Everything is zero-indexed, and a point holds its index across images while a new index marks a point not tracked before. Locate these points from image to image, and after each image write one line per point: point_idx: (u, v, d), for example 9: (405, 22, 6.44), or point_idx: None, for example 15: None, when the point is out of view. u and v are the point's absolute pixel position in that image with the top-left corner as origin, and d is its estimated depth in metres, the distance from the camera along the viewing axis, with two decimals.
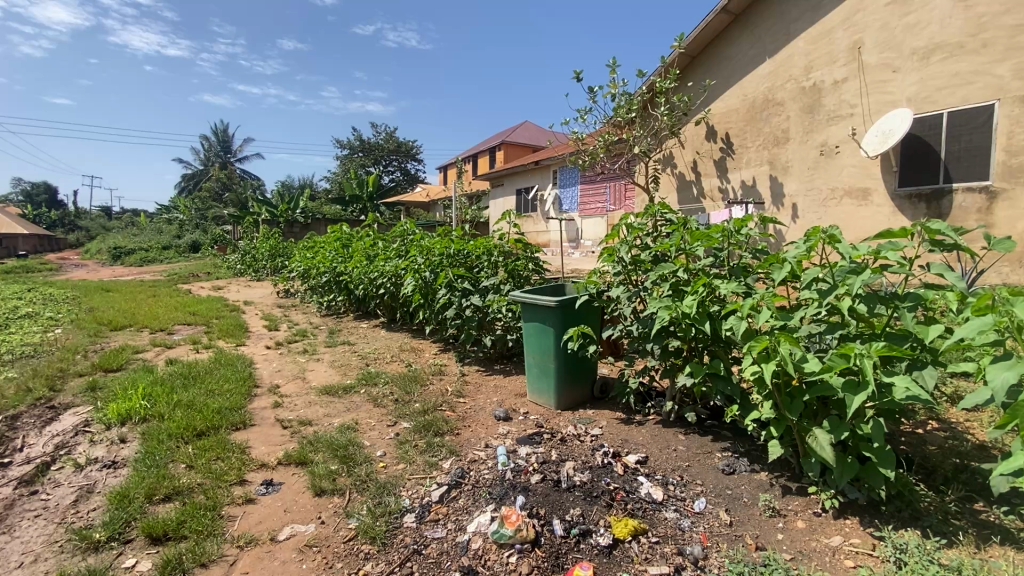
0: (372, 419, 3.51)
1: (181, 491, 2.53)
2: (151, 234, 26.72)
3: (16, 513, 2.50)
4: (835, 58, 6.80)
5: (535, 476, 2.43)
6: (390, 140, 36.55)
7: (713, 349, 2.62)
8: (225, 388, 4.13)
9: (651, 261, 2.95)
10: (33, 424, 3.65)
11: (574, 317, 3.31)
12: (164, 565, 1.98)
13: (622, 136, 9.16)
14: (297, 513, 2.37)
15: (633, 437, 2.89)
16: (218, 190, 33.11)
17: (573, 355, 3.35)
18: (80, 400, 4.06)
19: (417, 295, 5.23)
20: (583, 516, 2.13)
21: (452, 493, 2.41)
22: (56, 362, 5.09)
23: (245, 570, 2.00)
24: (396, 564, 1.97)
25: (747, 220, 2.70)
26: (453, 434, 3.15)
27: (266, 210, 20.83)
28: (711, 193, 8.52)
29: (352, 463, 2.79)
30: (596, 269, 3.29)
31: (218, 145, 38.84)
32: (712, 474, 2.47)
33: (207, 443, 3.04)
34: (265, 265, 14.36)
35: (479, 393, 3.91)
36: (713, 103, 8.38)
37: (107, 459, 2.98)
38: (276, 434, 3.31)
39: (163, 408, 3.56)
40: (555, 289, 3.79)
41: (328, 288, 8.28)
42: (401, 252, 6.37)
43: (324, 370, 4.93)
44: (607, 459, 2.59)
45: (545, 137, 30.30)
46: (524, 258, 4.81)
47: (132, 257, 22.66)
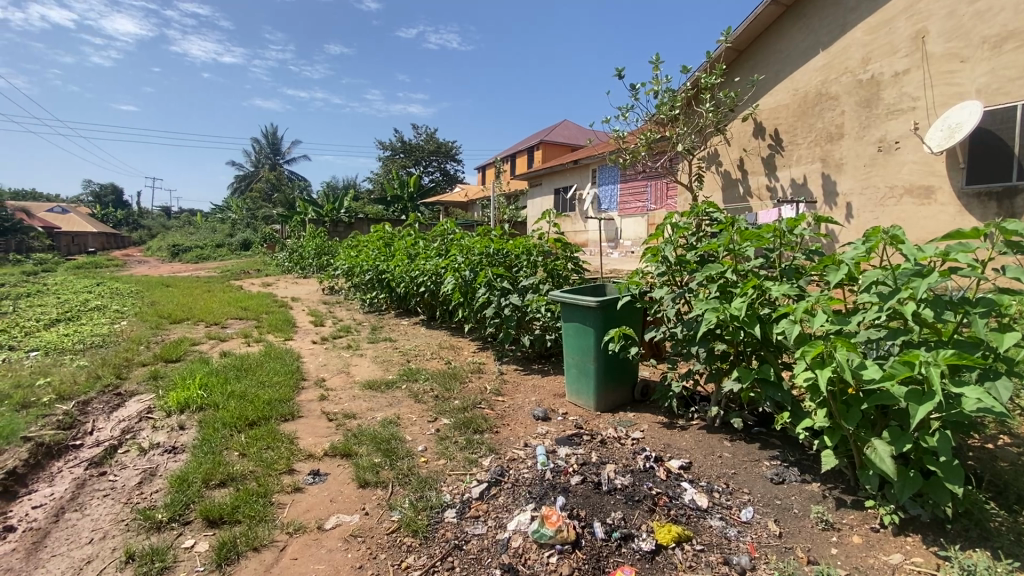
0: (413, 414, 3.58)
1: (235, 477, 2.65)
2: (206, 233, 28.10)
3: (86, 492, 2.69)
4: (896, 49, 6.42)
5: (574, 477, 2.41)
6: (431, 140, 37.11)
7: (762, 353, 2.54)
8: (275, 379, 4.31)
9: (696, 262, 2.87)
10: (102, 409, 3.92)
11: (614, 318, 3.26)
12: (220, 548, 2.08)
13: (664, 134, 8.97)
14: (342, 503, 2.44)
15: (676, 442, 2.82)
16: (267, 191, 34.49)
17: (614, 356, 3.30)
18: (144, 389, 4.33)
19: (457, 294, 5.30)
20: (624, 520, 2.10)
21: (492, 491, 2.42)
22: (123, 352, 5.44)
23: (295, 555, 2.07)
24: (438, 558, 2.00)
25: (801, 219, 2.60)
26: (492, 431, 3.17)
27: (312, 209, 21.54)
28: (758, 192, 8.21)
29: (395, 457, 2.85)
30: (638, 269, 3.21)
31: (268, 146, 40.48)
32: (760, 482, 2.38)
33: (258, 433, 3.18)
34: (311, 263, 14.86)
35: (518, 392, 3.92)
36: (762, 98, 8.08)
37: (168, 444, 3.16)
38: (322, 426, 3.42)
39: (218, 398, 3.74)
40: (595, 288, 3.75)
41: (370, 286, 8.49)
42: (442, 251, 6.48)
43: (366, 365, 5.06)
44: (649, 464, 2.54)
45: (585, 135, 30.00)
46: (564, 258, 4.73)
47: (188, 254, 23.94)
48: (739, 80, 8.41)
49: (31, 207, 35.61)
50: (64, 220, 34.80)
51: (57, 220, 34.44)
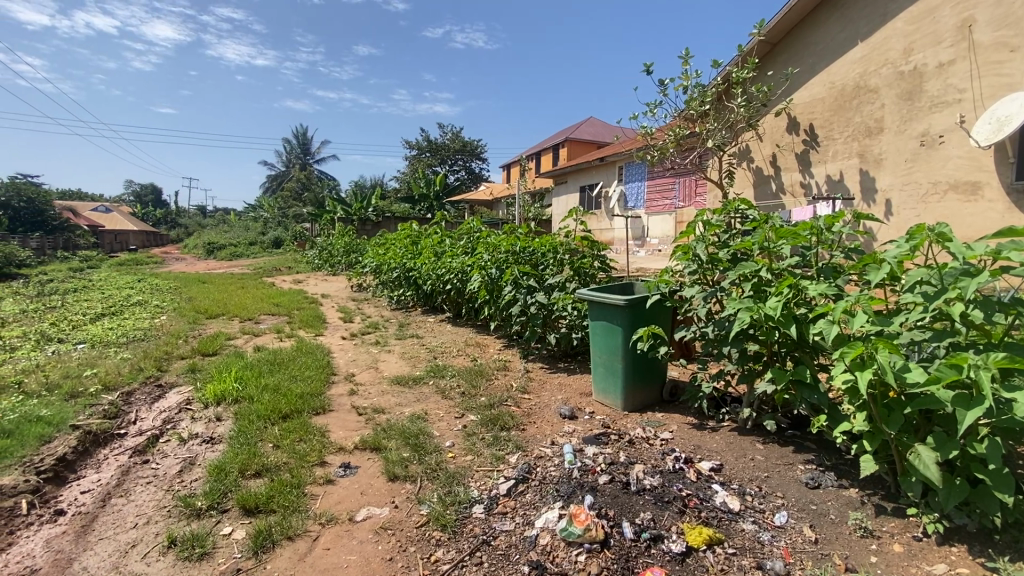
0: (440, 410, 3.62)
1: (269, 468, 2.73)
2: (240, 231, 28.99)
3: (131, 478, 2.82)
4: (940, 39, 6.07)
5: (603, 477, 2.40)
6: (457, 139, 37.34)
7: (797, 354, 2.48)
8: (307, 374, 4.42)
9: (729, 260, 2.80)
10: (144, 399, 4.09)
11: (643, 317, 3.21)
12: (256, 536, 2.14)
13: (694, 130, 8.79)
14: (372, 496, 2.48)
15: (706, 443, 2.77)
16: (298, 191, 35.33)
17: (642, 356, 3.26)
18: (183, 381, 4.50)
19: (483, 292, 5.33)
20: (654, 521, 2.08)
21: (519, 488, 2.43)
22: (163, 345, 5.66)
23: (328, 545, 2.12)
24: (466, 553, 2.02)
25: (840, 216, 2.51)
26: (519, 429, 3.18)
27: (341, 208, 21.95)
28: (791, 189, 7.95)
29: (423, 452, 2.89)
30: (668, 267, 3.15)
31: (299, 146, 41.41)
32: (794, 487, 2.32)
33: (291, 425, 3.26)
34: (340, 260, 15.15)
35: (544, 390, 3.91)
36: (796, 92, 7.83)
37: (206, 435, 3.28)
38: (352, 420, 3.49)
39: (252, 391, 3.86)
40: (623, 288, 3.70)
41: (398, 283, 8.61)
42: (468, 249, 6.52)
43: (394, 361, 5.13)
44: (679, 465, 2.51)
45: (611, 132, 29.68)
46: (590, 256, 4.65)
47: (224, 252, 24.75)
48: (772, 74, 8.17)
49: (79, 207, 37.37)
50: (108, 219, 36.41)
51: (103, 219, 36.03)
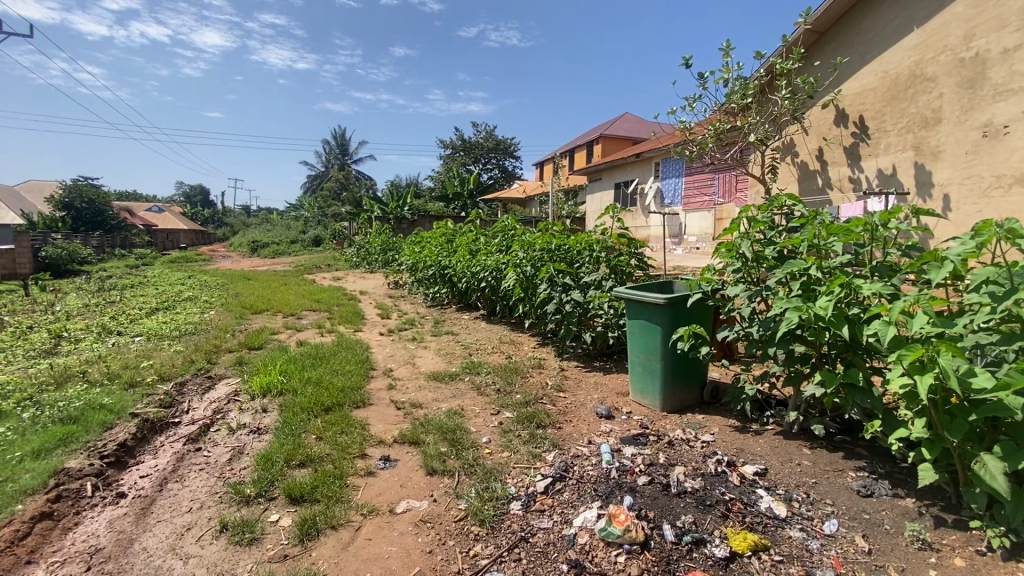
0: (476, 406, 3.65)
1: (313, 459, 2.82)
2: (282, 230, 30.03)
3: (185, 465, 2.96)
4: (1005, 23, 5.65)
5: (642, 478, 2.37)
6: (491, 137, 37.49)
7: (849, 357, 2.37)
8: (347, 368, 4.54)
9: (775, 258, 2.71)
10: (196, 389, 4.30)
11: (684, 316, 3.14)
12: (302, 525, 2.21)
13: (735, 125, 8.53)
14: (412, 489, 2.53)
15: (750, 447, 2.69)
16: (337, 191, 36.31)
17: (682, 356, 3.19)
18: (231, 373, 4.69)
19: (518, 289, 5.33)
20: (696, 524, 2.04)
21: (557, 486, 2.42)
22: (213, 339, 5.93)
23: (369, 536, 2.17)
24: (505, 549, 2.03)
25: (897, 212, 2.40)
26: (555, 427, 3.16)
27: (377, 207, 22.42)
28: (839, 184, 7.59)
29: (460, 447, 2.92)
30: (710, 266, 3.07)
31: (338, 147, 42.46)
32: (845, 495, 2.22)
33: (333, 418, 3.36)
34: (377, 258, 15.48)
35: (579, 389, 3.88)
36: (845, 83, 7.48)
37: (253, 425, 3.41)
38: (390, 414, 3.57)
39: (296, 385, 3.99)
40: (662, 286, 3.63)
41: (433, 281, 8.72)
42: (503, 247, 6.54)
43: (430, 357, 5.20)
44: (721, 468, 2.45)
45: (647, 128, 29.19)
46: (628, 253, 4.59)
47: (267, 249, 25.70)
48: (819, 65, 7.84)
49: (135, 208, 39.52)
50: (160, 219, 38.37)
51: (156, 219, 38.00)
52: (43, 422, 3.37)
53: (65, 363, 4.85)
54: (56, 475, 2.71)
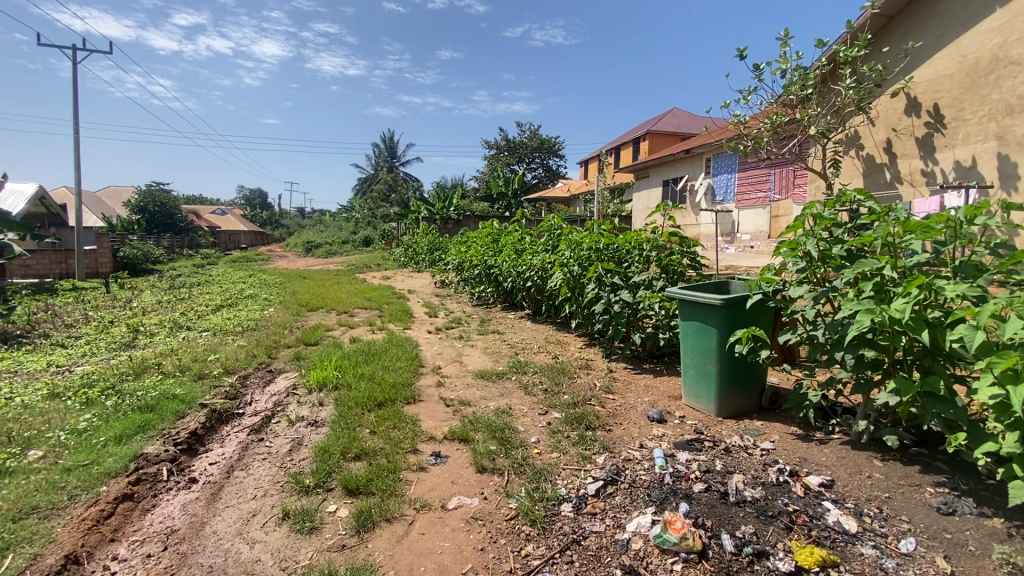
0: (524, 406, 3.65)
1: (367, 453, 2.90)
2: (334, 231, 31.19)
3: (250, 454, 3.13)
4: None
5: (698, 485, 2.30)
6: (535, 137, 37.47)
7: (927, 363, 2.20)
8: (397, 365, 4.65)
9: (843, 257, 2.55)
10: (258, 382, 4.53)
11: (742, 318, 3.01)
12: (358, 517, 2.28)
13: (793, 117, 8.11)
14: (462, 486, 2.56)
15: (814, 456, 2.55)
16: (386, 193, 37.34)
17: (739, 360, 3.06)
18: (289, 368, 4.91)
19: (565, 289, 5.29)
20: (757, 535, 1.95)
21: (608, 489, 2.38)
22: (273, 335, 6.23)
23: (422, 530, 2.21)
24: (557, 550, 2.01)
25: (984, 207, 2.18)
26: (605, 429, 3.11)
27: (424, 207, 22.85)
28: (910, 177, 7.08)
29: (509, 446, 2.93)
30: (770, 265, 2.93)
31: (387, 150, 43.61)
32: (922, 512, 2.06)
33: (385, 413, 3.45)
34: (424, 258, 15.80)
35: (629, 391, 3.80)
36: (916, 69, 6.97)
37: (311, 418, 3.55)
38: (439, 410, 3.62)
39: (350, 380, 4.13)
40: (717, 286, 3.51)
41: (479, 280, 8.80)
42: (549, 246, 6.51)
43: (477, 355, 5.26)
44: (783, 478, 2.34)
45: (697, 123, 28.30)
46: (679, 252, 4.45)
47: (321, 250, 26.78)
48: (887, 51, 7.34)
49: (201, 211, 42.11)
50: (223, 221, 40.73)
51: (220, 222, 40.37)
52: (125, 410, 3.65)
53: (143, 355, 5.22)
54: (136, 460, 2.93)
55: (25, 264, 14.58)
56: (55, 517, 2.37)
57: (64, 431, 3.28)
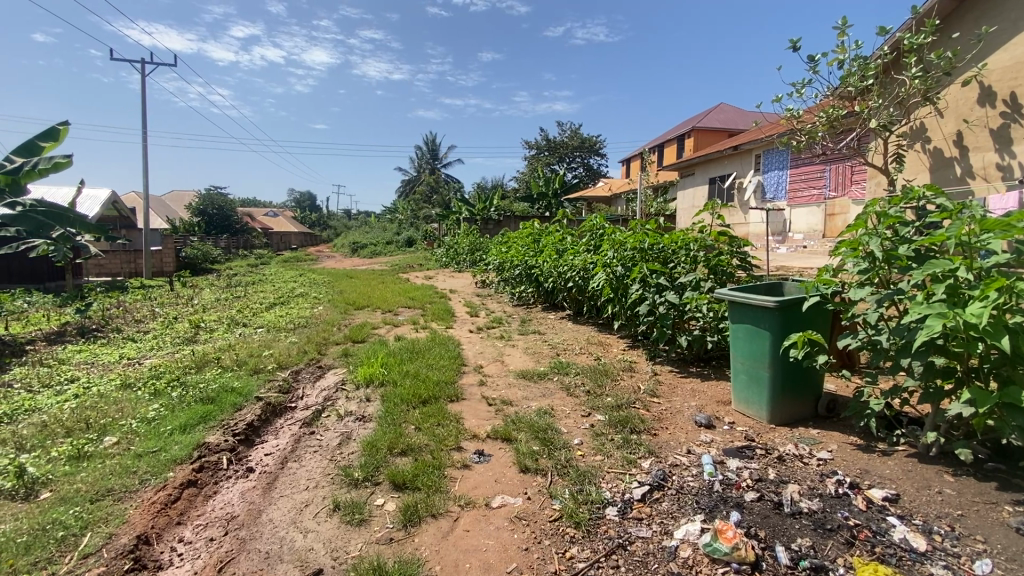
0: (566, 407, 3.63)
1: (413, 449, 2.96)
2: (378, 232, 32.01)
3: (302, 446, 3.26)
4: None
5: (750, 494, 2.23)
6: (575, 136, 37.17)
7: (1006, 372, 2.05)
8: (441, 363, 4.73)
9: (911, 258, 2.39)
10: (309, 377, 4.72)
11: (797, 321, 2.88)
12: (405, 511, 2.34)
13: (851, 110, 7.70)
14: (506, 485, 2.57)
15: (876, 469, 2.40)
16: (427, 194, 38.03)
17: (794, 365, 2.93)
18: (338, 364, 5.09)
19: (607, 289, 5.21)
20: (814, 548, 1.87)
21: (655, 495, 2.34)
22: (322, 332, 6.46)
23: (467, 527, 2.24)
24: (601, 554, 1.99)
25: None
26: (650, 433, 3.05)
27: (465, 208, 23.10)
28: (983, 172, 6.57)
29: (552, 447, 2.92)
30: (828, 266, 2.78)
31: (429, 152, 44.39)
32: (1000, 532, 1.91)
33: (429, 410, 3.51)
34: (465, 258, 16.01)
35: (675, 395, 3.71)
36: (990, 56, 6.48)
37: (358, 413, 3.67)
38: (482, 409, 3.66)
39: (395, 377, 4.23)
40: (770, 288, 3.37)
41: (520, 280, 8.82)
42: (591, 246, 6.44)
43: (519, 355, 5.27)
44: (842, 490, 2.24)
45: (745, 119, 27.28)
46: (729, 252, 4.31)
47: (366, 250, 27.58)
48: (957, 38, 6.86)
49: (255, 213, 44.27)
50: (275, 223, 42.63)
51: (273, 224, 42.29)
52: (188, 401, 3.88)
53: (204, 350, 5.54)
54: (199, 448, 3.11)
55: (101, 263, 15.77)
56: (128, 499, 2.54)
57: (135, 419, 3.53)
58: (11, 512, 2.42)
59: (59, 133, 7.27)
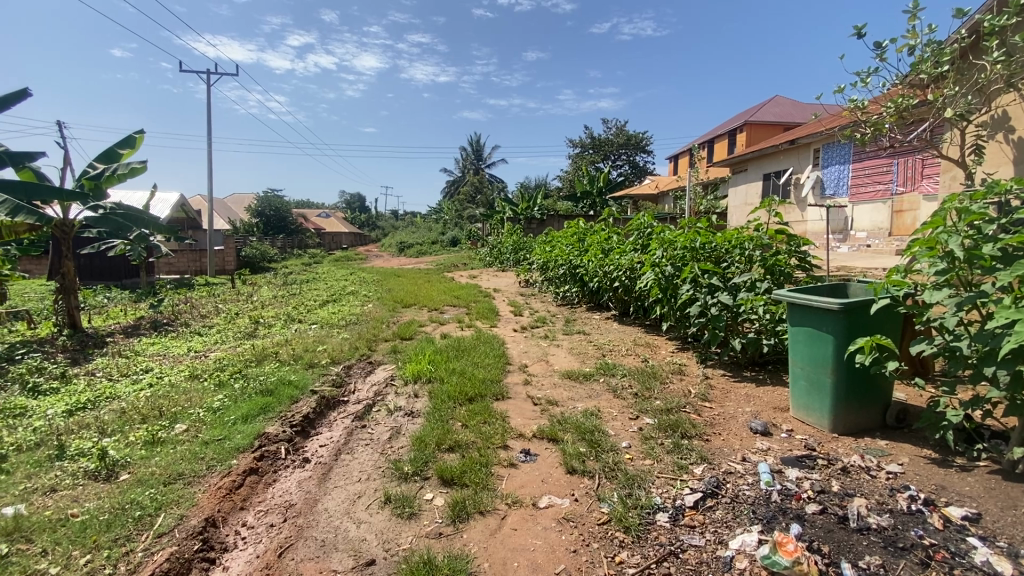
0: (614, 409, 3.58)
1: (461, 445, 3.00)
2: (424, 232, 32.64)
3: (355, 439, 3.36)
4: None
5: (812, 506, 2.13)
6: (621, 134, 36.55)
7: None
8: (486, 362, 4.77)
9: (997, 258, 2.20)
10: (360, 372, 4.88)
11: (864, 325, 2.71)
12: (454, 507, 2.37)
13: (922, 98, 7.17)
14: (553, 486, 2.56)
15: (954, 485, 2.23)
16: (472, 194, 38.45)
17: (860, 371, 2.76)
18: (387, 360, 5.23)
19: (655, 289, 5.08)
20: (884, 567, 1.76)
21: (708, 503, 2.26)
22: (372, 329, 6.66)
23: (515, 526, 2.24)
24: (653, 560, 1.95)
25: None
26: (702, 439, 2.95)
27: (508, 207, 23.22)
28: None
29: (599, 450, 2.88)
30: (900, 266, 2.61)
31: (474, 153, 44.85)
32: None
33: (476, 408, 3.55)
34: (509, 258, 16.08)
35: (728, 400, 3.58)
36: None
37: (407, 409, 3.75)
38: (528, 408, 3.65)
39: (443, 374, 4.31)
40: (833, 289, 3.19)
41: (565, 279, 8.76)
42: (638, 245, 6.32)
43: (564, 355, 5.23)
44: (915, 506, 2.10)
45: (802, 111, 25.97)
46: (787, 252, 4.11)
47: (413, 250, 28.20)
48: None
49: (309, 215, 46.25)
50: (327, 224, 44.39)
51: (325, 224, 44.05)
52: (250, 392, 4.10)
53: (263, 345, 5.82)
54: (260, 437, 3.27)
55: (171, 262, 16.92)
56: (196, 484, 2.71)
57: (202, 408, 3.75)
58: (95, 492, 2.63)
59: (135, 140, 7.84)
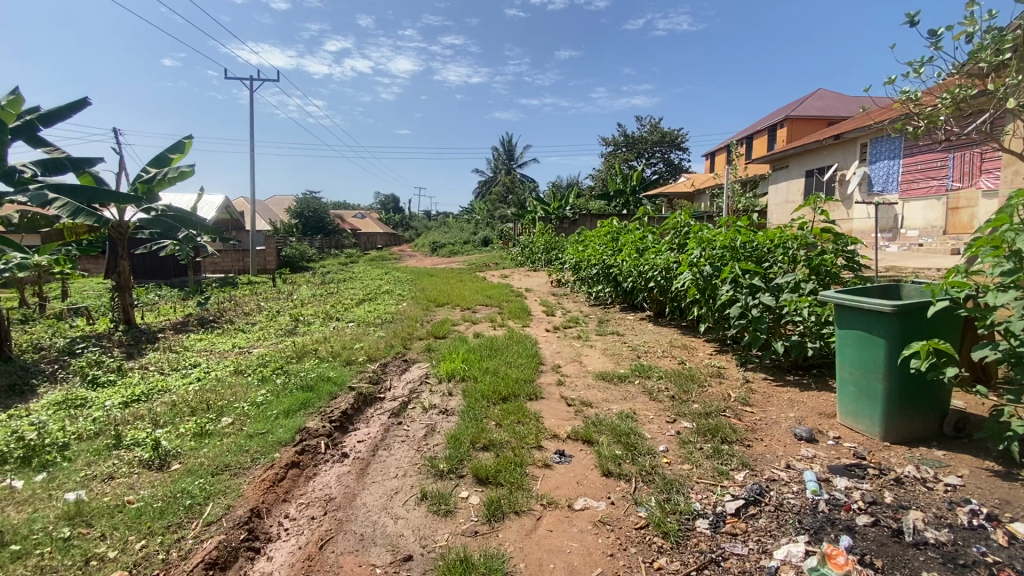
0: (650, 411, 3.51)
1: (495, 445, 3.01)
2: (456, 232, 32.93)
3: (391, 436, 3.42)
4: None
5: (862, 518, 2.04)
6: (656, 131, 35.89)
7: None
8: (520, 362, 4.76)
9: None
10: (395, 370, 4.97)
11: (919, 329, 2.57)
12: (489, 506, 2.37)
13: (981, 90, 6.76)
14: (588, 488, 2.53)
15: (1020, 500, 2.09)
16: (504, 194, 38.53)
17: (914, 377, 2.62)
18: (421, 358, 5.30)
19: (693, 290, 4.96)
20: None
21: (751, 510, 2.19)
22: (406, 327, 6.76)
23: (550, 527, 2.23)
24: (693, 567, 1.91)
25: None
26: (743, 444, 2.87)
27: (540, 207, 23.15)
28: None
29: (636, 452, 2.83)
30: (960, 268, 2.46)
31: (506, 153, 44.94)
32: None
33: (510, 408, 3.55)
34: (541, 257, 16.03)
35: (770, 404, 3.46)
36: None
37: (441, 407, 3.79)
38: (562, 409, 3.63)
39: (476, 373, 4.33)
40: (884, 290, 3.04)
41: (598, 279, 8.66)
42: (674, 244, 6.19)
43: (598, 356, 5.17)
44: (977, 521, 1.97)
45: (848, 105, 24.88)
46: (834, 251, 3.95)
47: (445, 250, 28.48)
48: None
49: (346, 215, 47.42)
50: (363, 224, 45.39)
51: (361, 224, 45.02)
52: (291, 387, 4.23)
53: (302, 341, 6.00)
54: (301, 432, 3.37)
55: (216, 261, 17.66)
56: (242, 475, 2.82)
57: (246, 402, 3.90)
58: (149, 480, 2.77)
59: (184, 146, 8.21)
